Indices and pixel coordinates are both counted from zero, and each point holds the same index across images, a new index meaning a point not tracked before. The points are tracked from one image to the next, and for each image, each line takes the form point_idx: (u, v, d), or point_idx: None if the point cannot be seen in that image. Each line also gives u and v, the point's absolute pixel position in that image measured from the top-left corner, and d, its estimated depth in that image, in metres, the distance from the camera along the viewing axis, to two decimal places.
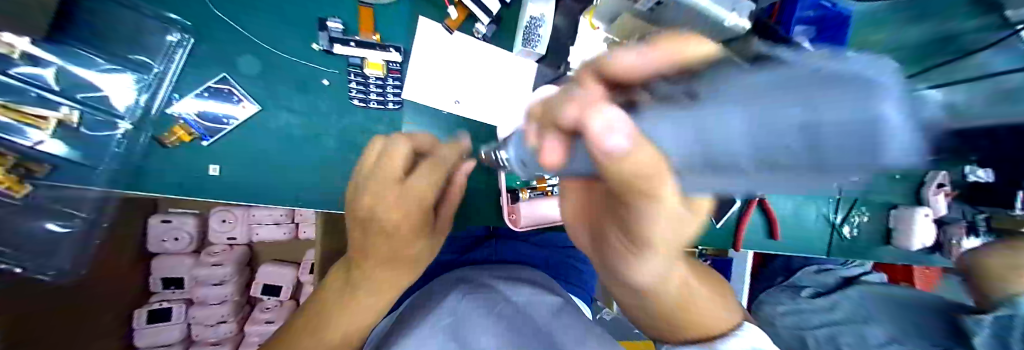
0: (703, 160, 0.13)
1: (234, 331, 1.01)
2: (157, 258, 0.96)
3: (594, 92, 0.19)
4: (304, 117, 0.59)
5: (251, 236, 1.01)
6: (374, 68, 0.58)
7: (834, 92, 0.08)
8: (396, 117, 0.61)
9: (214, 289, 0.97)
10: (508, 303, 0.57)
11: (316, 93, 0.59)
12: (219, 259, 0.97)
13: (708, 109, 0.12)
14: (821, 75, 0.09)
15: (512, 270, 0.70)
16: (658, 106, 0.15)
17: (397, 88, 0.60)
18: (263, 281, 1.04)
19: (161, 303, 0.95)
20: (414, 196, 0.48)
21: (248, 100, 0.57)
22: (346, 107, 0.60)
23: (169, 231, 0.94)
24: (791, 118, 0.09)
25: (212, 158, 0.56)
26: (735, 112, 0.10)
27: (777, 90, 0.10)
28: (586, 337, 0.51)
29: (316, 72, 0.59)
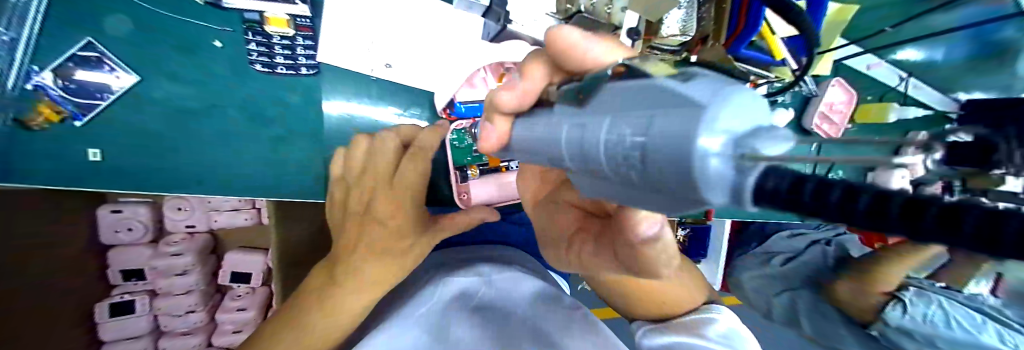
0: (583, 149, 0.18)
1: (204, 320, 0.99)
2: (112, 250, 0.89)
3: (530, 82, 0.25)
4: (199, 88, 0.54)
5: (210, 223, 0.95)
6: (278, 25, 0.53)
7: (667, 117, 0.14)
8: (309, 85, 0.58)
9: (179, 279, 0.93)
10: (488, 288, 0.55)
11: (207, 57, 0.54)
12: (179, 248, 0.92)
13: (589, 115, 0.18)
14: (664, 99, 0.15)
15: (488, 252, 0.68)
16: (565, 100, 0.22)
17: (306, 51, 0.56)
18: (230, 269, 1.00)
19: (122, 295, 0.90)
20: (399, 190, 0.42)
21: (124, 69, 0.51)
22: (250, 75, 0.56)
23: (121, 221, 0.87)
24: (635, 136, 0.15)
25: (91, 140, 0.51)
26: (609, 122, 0.17)
27: (632, 110, 0.16)
28: (571, 323, 0.50)
29: (206, 32, 0.53)
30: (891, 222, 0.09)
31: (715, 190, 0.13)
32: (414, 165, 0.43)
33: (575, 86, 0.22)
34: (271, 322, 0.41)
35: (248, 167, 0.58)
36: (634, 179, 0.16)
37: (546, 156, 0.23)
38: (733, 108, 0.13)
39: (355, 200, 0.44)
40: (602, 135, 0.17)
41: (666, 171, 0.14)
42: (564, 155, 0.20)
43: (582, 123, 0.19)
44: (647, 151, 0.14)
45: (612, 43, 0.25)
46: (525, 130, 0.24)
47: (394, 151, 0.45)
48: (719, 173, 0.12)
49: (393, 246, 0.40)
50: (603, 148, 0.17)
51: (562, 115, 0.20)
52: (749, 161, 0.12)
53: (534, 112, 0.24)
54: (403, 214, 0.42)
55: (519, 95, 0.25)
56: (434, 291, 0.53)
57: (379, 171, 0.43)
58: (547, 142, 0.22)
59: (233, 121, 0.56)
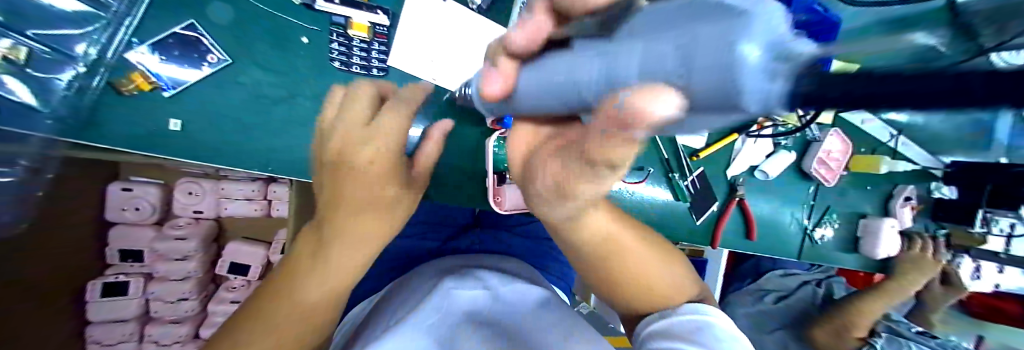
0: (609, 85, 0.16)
1: (195, 310, 0.96)
2: (116, 227, 0.89)
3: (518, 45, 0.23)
4: (277, 77, 0.53)
5: (219, 210, 0.96)
6: (359, 30, 0.54)
7: (708, 29, 0.12)
8: (381, 86, 0.56)
9: (178, 265, 0.92)
10: (496, 301, 0.55)
11: (293, 50, 0.54)
12: (184, 232, 0.91)
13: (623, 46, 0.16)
14: (699, 11, 0.13)
15: (502, 263, 0.69)
16: (592, 39, 0.19)
17: (383, 55, 0.55)
18: (230, 259, 1.00)
19: (117, 275, 0.88)
20: (377, 133, 0.36)
21: (217, 52, 0.50)
22: (329, 71, 0.55)
23: (129, 200, 0.88)
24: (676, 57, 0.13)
25: (176, 111, 0.49)
26: (641, 47, 0.15)
27: (665, 33, 0.14)
28: (571, 332, 0.50)
29: (296, 27, 0.54)
30: (872, 99, 0.09)
31: (751, 98, 0.11)
32: (398, 117, 0.37)
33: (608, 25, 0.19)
34: (264, 290, 0.41)
35: (302, 158, 0.54)
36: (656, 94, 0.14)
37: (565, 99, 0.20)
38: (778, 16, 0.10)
39: (334, 145, 0.38)
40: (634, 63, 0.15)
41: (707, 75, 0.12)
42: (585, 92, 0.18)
43: (617, 50, 0.16)
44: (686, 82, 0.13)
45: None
46: (534, 76, 0.22)
47: (374, 99, 0.39)
48: (756, 83, 0.11)
49: (382, 200, 0.39)
50: (635, 71, 0.15)
51: (589, 52, 0.18)
52: (784, 64, 0.11)
53: (544, 59, 0.22)
54: (393, 180, 0.39)
55: (503, 79, 0.24)
56: (442, 296, 0.53)
57: (359, 116, 0.37)
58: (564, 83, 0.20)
59: (301, 114, 0.54)
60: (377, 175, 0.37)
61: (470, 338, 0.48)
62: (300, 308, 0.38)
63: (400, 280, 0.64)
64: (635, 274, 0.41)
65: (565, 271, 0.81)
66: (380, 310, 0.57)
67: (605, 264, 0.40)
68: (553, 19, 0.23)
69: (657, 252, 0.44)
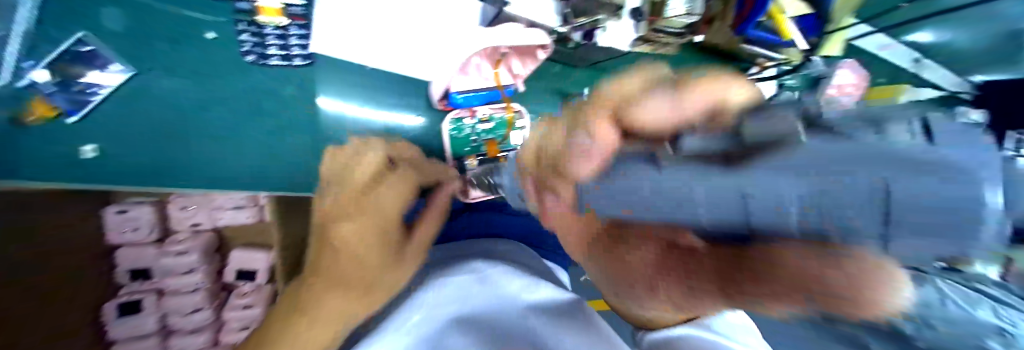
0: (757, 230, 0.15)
1: (210, 318, 1.00)
2: (120, 250, 0.89)
3: (610, 142, 0.21)
4: (193, 82, 0.55)
5: (215, 221, 0.96)
6: (271, 14, 0.59)
7: (912, 181, 0.11)
8: (305, 73, 0.59)
9: (186, 278, 0.96)
10: (480, 291, 0.55)
11: (201, 49, 0.56)
12: (184, 246, 0.94)
13: (749, 178, 0.15)
14: (868, 194, 0.12)
15: (487, 248, 0.71)
16: (699, 152, 0.17)
17: (299, 41, 0.60)
18: (236, 266, 1.01)
19: (130, 295, 0.90)
20: (366, 203, 0.41)
21: (123, 64, 0.52)
22: (248, 68, 0.57)
23: (127, 221, 0.86)
24: (872, 220, 0.12)
25: (87, 136, 0.49)
26: (804, 191, 0.13)
27: (834, 195, 0.13)
28: (558, 324, 0.51)
29: (198, 22, 0.57)
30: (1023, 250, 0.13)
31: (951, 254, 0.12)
32: (400, 185, 0.44)
33: (704, 137, 0.18)
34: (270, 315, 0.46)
35: (244, 159, 0.55)
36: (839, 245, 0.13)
37: (666, 216, 0.18)
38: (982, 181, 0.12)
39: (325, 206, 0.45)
40: (805, 217, 0.13)
41: (924, 235, 0.11)
42: (706, 224, 0.16)
43: (744, 188, 0.15)
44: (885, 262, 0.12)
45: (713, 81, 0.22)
46: (617, 190, 0.20)
47: (377, 162, 0.45)
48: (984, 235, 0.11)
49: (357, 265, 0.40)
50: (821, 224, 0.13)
51: (692, 168, 0.17)
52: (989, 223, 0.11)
53: (622, 166, 0.20)
54: (383, 243, 0.42)
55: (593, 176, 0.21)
56: (430, 291, 0.54)
57: (355, 183, 0.43)
58: (656, 199, 0.18)
59: (251, 127, 0.56)
60: (357, 243, 0.40)
61: (457, 331, 0.49)
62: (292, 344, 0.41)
63: None
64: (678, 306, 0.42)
65: None
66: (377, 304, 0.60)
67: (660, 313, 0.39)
68: (621, 126, 0.21)
69: None
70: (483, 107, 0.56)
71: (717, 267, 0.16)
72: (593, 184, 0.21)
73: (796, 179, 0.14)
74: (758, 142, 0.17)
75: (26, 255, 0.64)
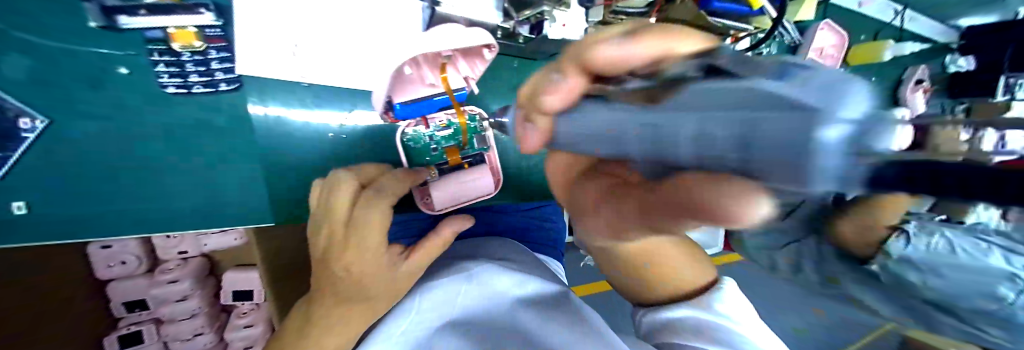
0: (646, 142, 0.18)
1: (213, 340, 1.02)
2: (112, 283, 0.89)
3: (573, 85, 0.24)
4: (114, 125, 0.43)
5: (202, 247, 0.94)
6: (185, 39, 0.43)
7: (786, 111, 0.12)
8: (235, 103, 0.47)
9: (181, 305, 0.94)
10: (474, 288, 0.53)
11: (115, 88, 0.42)
12: (175, 275, 0.91)
13: (659, 114, 0.17)
14: (755, 94, 0.13)
15: (488, 247, 0.66)
16: (629, 93, 0.21)
17: (223, 64, 0.45)
18: (231, 288, 1.01)
19: (129, 326, 0.92)
20: (356, 232, 0.40)
21: (30, 112, 0.39)
22: (177, 106, 0.45)
23: (113, 255, 0.85)
24: (731, 136, 0.14)
25: (5, 195, 0.40)
26: (692, 122, 0.15)
27: (723, 107, 0.14)
28: (552, 319, 0.52)
29: (101, 55, 0.41)
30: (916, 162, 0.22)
31: (819, 180, 0.11)
32: (376, 211, 0.41)
33: (645, 86, 0.20)
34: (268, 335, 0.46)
35: (187, 191, 0.47)
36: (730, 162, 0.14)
37: (609, 147, 0.21)
38: (855, 104, 0.10)
39: (319, 243, 0.43)
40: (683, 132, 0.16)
41: (770, 168, 0.12)
42: (630, 148, 0.19)
43: (643, 119, 0.18)
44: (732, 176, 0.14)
45: (678, 34, 0.22)
46: (575, 124, 0.23)
47: (349, 199, 0.42)
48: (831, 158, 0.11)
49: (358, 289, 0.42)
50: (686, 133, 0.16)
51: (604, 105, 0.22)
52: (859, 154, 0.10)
53: (581, 108, 0.23)
54: (376, 271, 0.42)
55: (564, 100, 0.24)
56: (418, 297, 0.52)
57: (337, 218, 0.41)
58: (608, 135, 0.20)
59: (195, 161, 0.47)
60: (358, 274, 0.41)
61: (450, 335, 0.48)
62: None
63: None
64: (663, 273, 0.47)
65: (550, 237, 0.81)
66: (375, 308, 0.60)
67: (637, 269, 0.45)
68: (587, 73, 0.24)
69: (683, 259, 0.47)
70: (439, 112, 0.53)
71: (638, 194, 0.19)
72: (563, 115, 0.25)
73: (697, 112, 0.15)
74: (672, 81, 0.18)
75: (26, 259, 0.70)
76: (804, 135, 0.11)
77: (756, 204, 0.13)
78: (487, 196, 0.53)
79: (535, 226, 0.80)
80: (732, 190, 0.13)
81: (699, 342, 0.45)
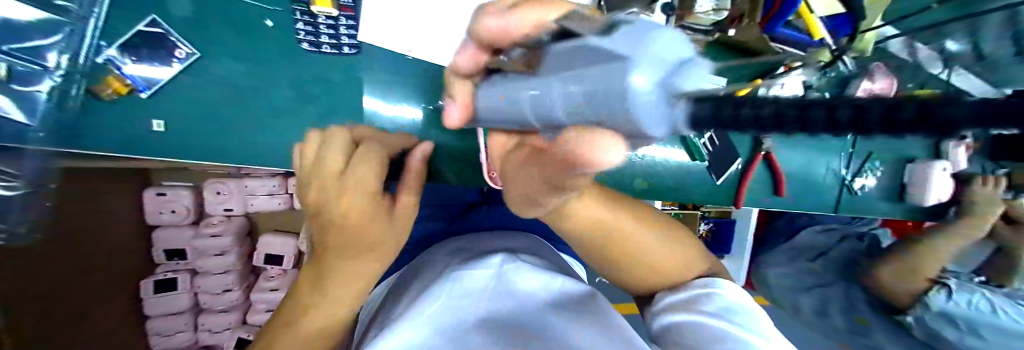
0: (559, 117, 0.20)
1: (239, 299, 1.06)
2: (158, 230, 0.95)
3: (472, 58, 0.28)
4: (249, 66, 0.56)
5: (247, 207, 1.00)
6: (324, 5, 0.55)
7: (595, 68, 0.17)
8: (352, 63, 0.59)
9: (215, 260, 0.99)
10: (504, 281, 0.57)
11: (261, 36, 0.56)
12: (218, 230, 0.97)
13: (540, 79, 0.21)
14: (598, 56, 0.17)
15: (517, 241, 0.71)
16: (518, 73, 0.23)
17: (348, 30, 0.57)
18: (265, 251, 1.06)
19: (165, 273, 0.97)
20: (350, 182, 0.39)
21: (187, 47, 0.53)
22: (297, 52, 0.57)
23: (165, 204, 0.93)
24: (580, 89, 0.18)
25: (157, 113, 0.53)
26: (566, 84, 0.19)
27: (572, 67, 0.19)
28: (576, 319, 0.52)
29: (260, 14, 0.56)
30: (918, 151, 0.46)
31: (657, 124, 0.17)
32: (372, 158, 0.41)
33: (534, 57, 0.23)
34: (288, 302, 0.44)
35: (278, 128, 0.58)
36: (584, 116, 0.19)
37: (518, 119, 0.25)
38: (661, 42, 0.16)
39: (313, 195, 0.41)
40: (560, 101, 0.20)
41: (617, 121, 0.17)
42: (528, 113, 0.23)
43: (534, 91, 0.21)
44: (598, 126, 0.18)
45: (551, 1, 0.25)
46: (495, 97, 0.25)
47: (348, 145, 0.42)
48: (654, 110, 0.16)
49: (361, 244, 0.41)
50: (560, 101, 0.20)
51: (520, 83, 0.23)
52: (672, 97, 0.16)
53: (509, 76, 0.24)
54: (373, 220, 0.41)
55: (471, 58, 0.28)
56: (449, 283, 0.55)
57: (332, 165, 0.40)
58: (512, 105, 0.24)
59: (283, 90, 0.58)
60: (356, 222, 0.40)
61: (480, 331, 0.48)
62: (305, 338, 0.40)
63: (409, 267, 0.69)
64: (634, 257, 0.48)
65: None
66: (395, 287, 0.64)
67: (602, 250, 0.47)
68: (483, 49, 0.27)
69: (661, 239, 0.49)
70: None
71: (544, 160, 0.23)
72: (493, 87, 0.26)
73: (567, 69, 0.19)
74: (541, 53, 0.22)
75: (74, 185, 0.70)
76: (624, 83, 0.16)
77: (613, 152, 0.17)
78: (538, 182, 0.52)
79: None
80: (600, 142, 0.17)
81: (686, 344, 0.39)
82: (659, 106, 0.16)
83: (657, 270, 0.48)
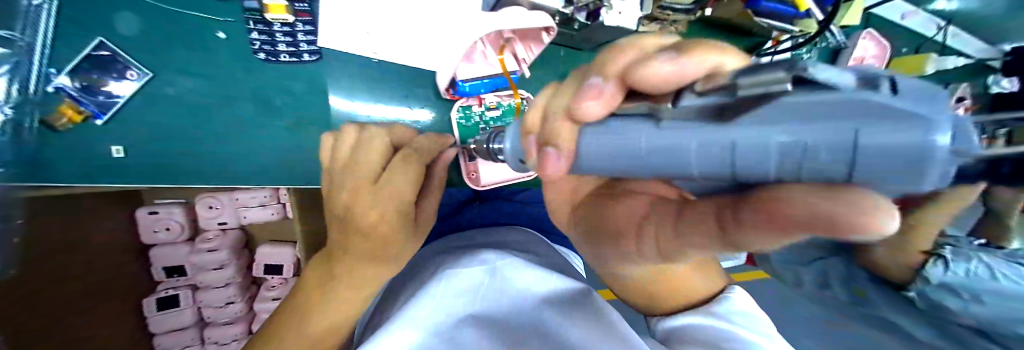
0: (732, 166, 0.16)
1: (243, 310, 1.07)
2: (154, 248, 0.96)
3: (602, 94, 0.24)
4: (205, 88, 0.57)
5: (240, 220, 0.99)
6: (277, 11, 0.57)
7: (876, 127, 0.11)
8: (313, 73, 0.61)
9: (215, 274, 0.99)
10: (498, 280, 0.56)
11: (214, 50, 0.57)
12: (214, 245, 0.97)
13: (739, 127, 0.15)
14: (863, 108, 0.12)
15: (511, 237, 0.71)
16: (684, 114, 0.18)
17: (307, 36, 0.59)
18: (264, 261, 1.06)
19: (166, 290, 0.97)
20: (383, 192, 0.41)
21: (137, 68, 0.53)
22: (252, 62, 0.58)
23: (159, 221, 0.93)
24: (828, 144, 0.12)
25: (115, 138, 0.54)
26: (785, 136, 0.14)
27: (811, 119, 0.13)
28: (573, 313, 0.53)
29: (210, 25, 0.56)
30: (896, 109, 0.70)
31: (925, 181, 0.11)
32: (408, 171, 0.43)
33: (701, 101, 0.18)
34: (284, 304, 0.47)
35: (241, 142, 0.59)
36: (858, 162, 0.12)
37: (667, 159, 0.19)
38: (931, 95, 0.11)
39: (342, 200, 0.43)
40: (774, 149, 0.14)
41: (886, 163, 0.11)
42: (694, 164, 0.17)
43: (734, 138, 0.15)
44: (849, 188, 0.12)
45: (718, 49, 0.22)
46: (609, 137, 0.22)
47: (383, 149, 0.44)
48: (943, 169, 0.11)
49: (384, 252, 0.44)
50: (773, 158, 0.14)
51: (679, 123, 0.19)
52: (951, 164, 0.11)
53: (620, 122, 0.22)
54: (398, 229, 0.44)
55: (603, 104, 0.24)
56: (441, 283, 0.54)
57: (367, 172, 0.42)
58: (624, 147, 0.21)
59: (243, 104, 0.59)
60: (383, 232, 0.43)
61: (471, 327, 0.49)
62: (316, 327, 0.45)
63: (403, 270, 0.68)
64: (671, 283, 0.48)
65: None
66: (388, 291, 0.63)
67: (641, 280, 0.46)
68: (623, 86, 0.24)
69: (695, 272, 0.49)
70: (489, 96, 0.63)
71: (717, 213, 0.18)
72: (602, 126, 0.23)
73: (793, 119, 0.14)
74: (747, 99, 0.15)
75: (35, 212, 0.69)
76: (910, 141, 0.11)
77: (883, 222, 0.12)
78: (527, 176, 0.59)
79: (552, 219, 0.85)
80: (861, 205, 0.12)
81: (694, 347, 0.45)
82: (909, 167, 0.11)
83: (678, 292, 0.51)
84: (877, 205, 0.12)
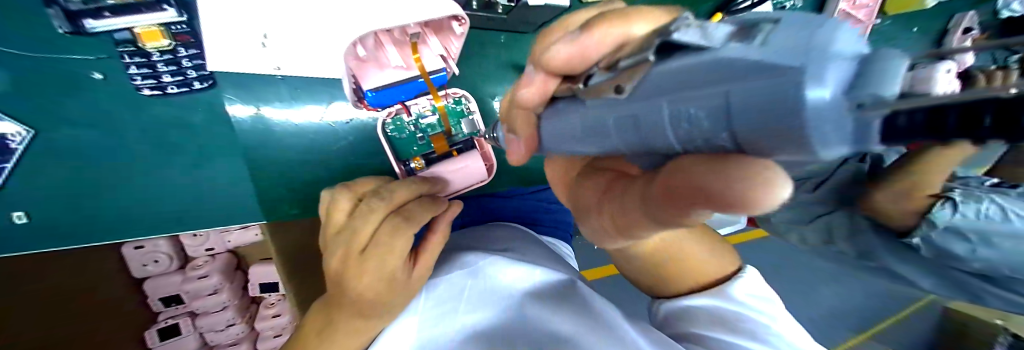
0: (636, 130, 0.22)
1: (244, 329, 1.11)
2: (148, 281, 0.92)
3: (539, 81, 0.31)
4: (95, 133, 0.53)
5: (226, 243, 0.99)
6: (153, 39, 0.50)
7: (741, 86, 0.15)
8: (210, 100, 0.57)
9: (211, 299, 1.01)
10: (479, 280, 0.53)
11: (94, 96, 0.52)
12: (204, 271, 0.97)
13: (637, 105, 0.21)
14: (739, 66, 0.15)
15: (496, 236, 0.68)
16: (594, 93, 0.25)
17: (193, 62, 0.54)
18: (258, 281, 1.07)
19: (167, 319, 0.98)
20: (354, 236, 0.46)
21: (17, 126, 0.49)
22: (144, 104, 0.54)
23: (146, 254, 0.87)
24: (709, 118, 0.17)
25: (9, 206, 0.52)
26: (665, 105, 0.19)
27: (686, 88, 0.18)
28: (556, 311, 0.51)
29: (81, 66, 0.50)
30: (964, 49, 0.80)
31: (833, 141, 0.14)
32: (371, 215, 0.47)
33: (606, 75, 0.24)
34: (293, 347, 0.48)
35: (186, 184, 0.59)
36: (707, 127, 0.17)
37: (598, 145, 0.28)
38: (841, 37, 0.13)
39: (334, 262, 0.47)
40: (663, 114, 0.19)
41: (763, 138, 0.15)
42: (615, 142, 0.25)
43: (636, 116, 0.22)
44: (751, 164, 0.16)
45: (624, 17, 0.26)
46: (558, 121, 0.31)
47: (352, 203, 0.50)
48: (831, 125, 0.13)
49: (369, 299, 0.46)
50: (682, 124, 0.19)
51: (595, 103, 0.25)
52: (852, 111, 0.13)
53: (563, 103, 0.30)
54: (373, 267, 0.44)
55: (535, 91, 0.32)
56: (421, 296, 0.53)
57: (360, 239, 0.45)
58: (596, 127, 0.26)
59: (138, 148, 0.56)
60: (367, 283, 0.45)
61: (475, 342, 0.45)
62: None
63: None
64: (685, 263, 0.53)
65: (558, 219, 0.85)
66: None
67: (653, 258, 0.51)
68: (553, 77, 0.31)
69: (702, 250, 0.54)
70: (413, 102, 0.64)
71: (648, 186, 0.22)
72: (562, 104, 0.30)
73: (670, 98, 0.19)
74: (629, 69, 0.21)
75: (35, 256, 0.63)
76: (791, 89, 0.13)
77: (776, 186, 0.16)
78: (481, 183, 0.67)
79: (542, 209, 0.84)
80: (744, 172, 0.16)
81: (712, 331, 0.49)
82: (779, 130, 0.14)
83: (695, 274, 0.53)
84: (762, 171, 0.16)
